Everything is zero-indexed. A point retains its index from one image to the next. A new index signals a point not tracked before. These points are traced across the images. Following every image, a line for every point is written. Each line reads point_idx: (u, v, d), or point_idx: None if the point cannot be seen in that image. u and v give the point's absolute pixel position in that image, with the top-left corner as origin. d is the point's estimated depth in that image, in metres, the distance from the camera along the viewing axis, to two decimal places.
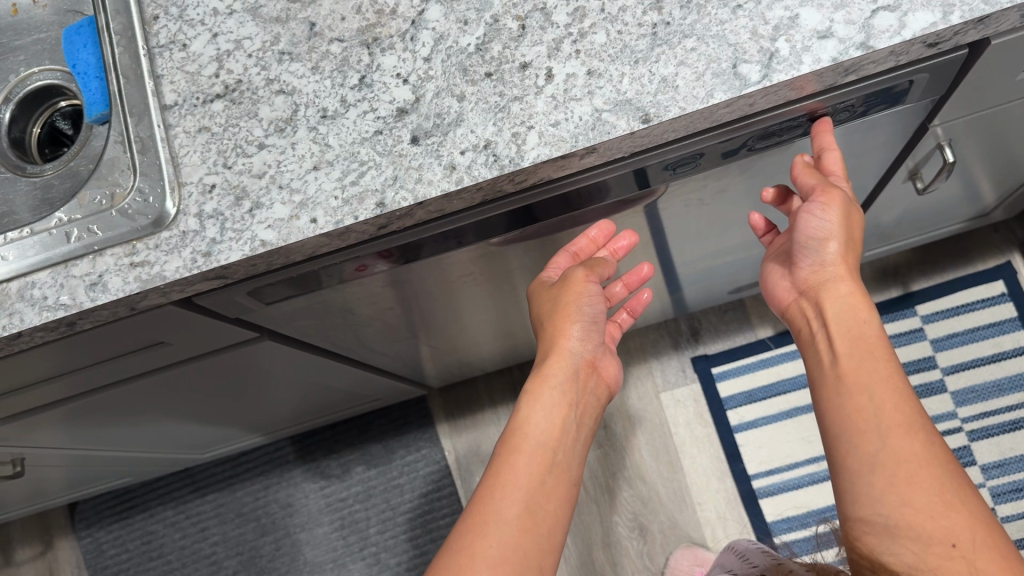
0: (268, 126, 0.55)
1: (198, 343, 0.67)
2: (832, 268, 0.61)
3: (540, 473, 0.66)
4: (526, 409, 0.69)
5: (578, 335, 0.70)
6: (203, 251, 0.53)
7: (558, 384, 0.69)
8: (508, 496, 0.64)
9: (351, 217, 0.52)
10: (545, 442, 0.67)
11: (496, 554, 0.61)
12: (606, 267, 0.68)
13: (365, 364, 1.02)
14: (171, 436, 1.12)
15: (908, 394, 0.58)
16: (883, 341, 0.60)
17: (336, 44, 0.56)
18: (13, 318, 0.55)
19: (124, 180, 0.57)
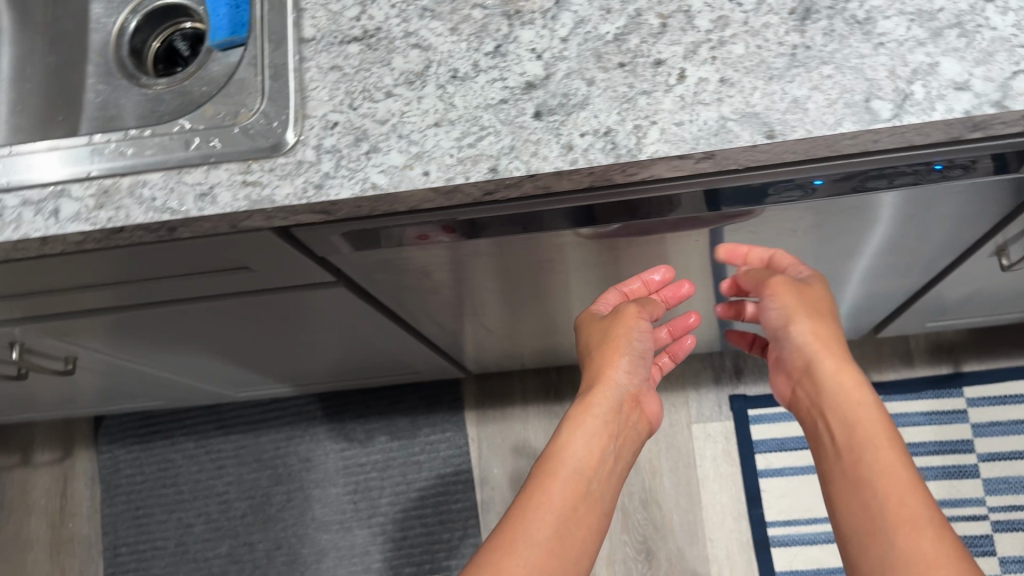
0: (398, 77, 0.56)
1: (278, 275, 0.69)
2: (815, 352, 0.69)
3: (573, 501, 0.69)
4: (567, 434, 0.72)
5: (625, 368, 0.73)
6: (315, 182, 0.55)
7: (605, 415, 0.73)
8: (541, 516, 0.67)
9: (463, 176, 0.53)
10: (584, 468, 0.71)
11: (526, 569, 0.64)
12: (657, 307, 0.74)
13: (419, 335, 1.03)
14: (201, 368, 1.13)
15: (913, 479, 0.62)
16: (889, 431, 0.66)
17: (478, 10, 0.57)
18: (120, 212, 0.56)
19: (251, 102, 0.59)
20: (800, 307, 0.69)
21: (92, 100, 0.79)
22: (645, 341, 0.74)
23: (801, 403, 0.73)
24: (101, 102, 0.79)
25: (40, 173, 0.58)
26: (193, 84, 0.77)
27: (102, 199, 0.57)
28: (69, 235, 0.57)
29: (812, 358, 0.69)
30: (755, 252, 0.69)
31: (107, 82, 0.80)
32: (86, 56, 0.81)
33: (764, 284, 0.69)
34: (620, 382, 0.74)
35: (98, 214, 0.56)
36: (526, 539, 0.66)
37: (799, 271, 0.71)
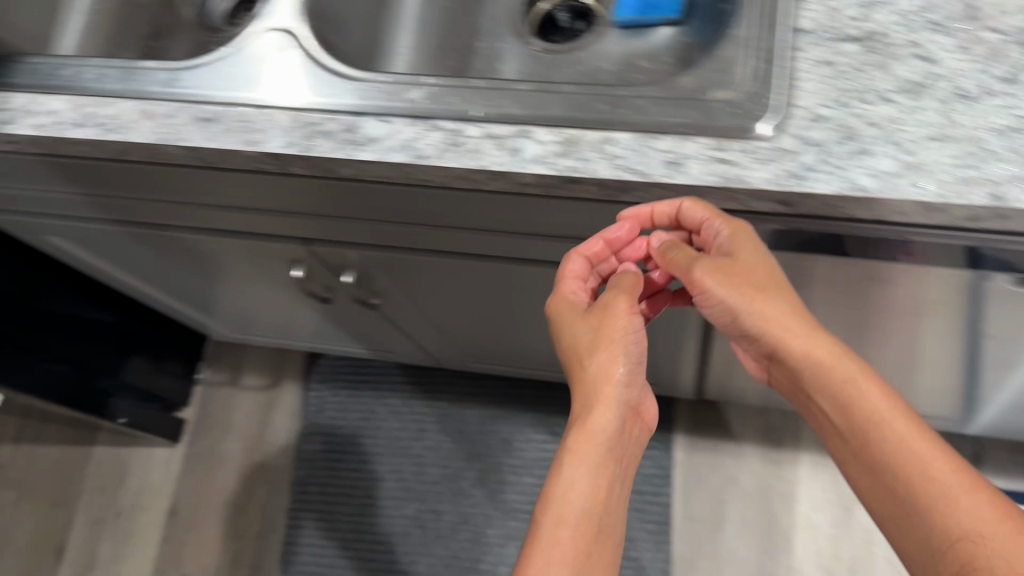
0: (897, 84, 0.55)
1: (664, 272, 0.67)
2: (726, 315, 0.58)
3: (567, 539, 0.59)
4: (556, 475, 0.61)
5: (622, 388, 0.61)
6: (794, 172, 0.53)
7: (599, 451, 0.61)
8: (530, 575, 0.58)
9: (961, 197, 0.51)
10: (574, 523, 0.60)
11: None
12: (638, 284, 0.62)
13: (695, 354, 1.00)
14: (351, 316, 1.06)
15: (941, 452, 0.53)
16: (875, 389, 0.56)
17: (993, 34, 0.56)
18: (585, 163, 0.56)
19: (734, 78, 0.57)
20: (744, 288, 0.56)
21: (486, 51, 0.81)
22: (607, 352, 0.61)
23: (783, 380, 0.62)
24: (492, 53, 0.81)
25: (507, 110, 0.59)
26: (589, 57, 0.77)
27: (568, 147, 0.57)
28: (526, 176, 0.57)
29: (777, 337, 0.57)
30: (658, 209, 0.57)
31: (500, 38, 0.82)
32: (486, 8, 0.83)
33: (689, 274, 0.57)
34: (584, 368, 0.61)
35: (562, 161, 0.57)
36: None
37: (674, 249, 0.60)
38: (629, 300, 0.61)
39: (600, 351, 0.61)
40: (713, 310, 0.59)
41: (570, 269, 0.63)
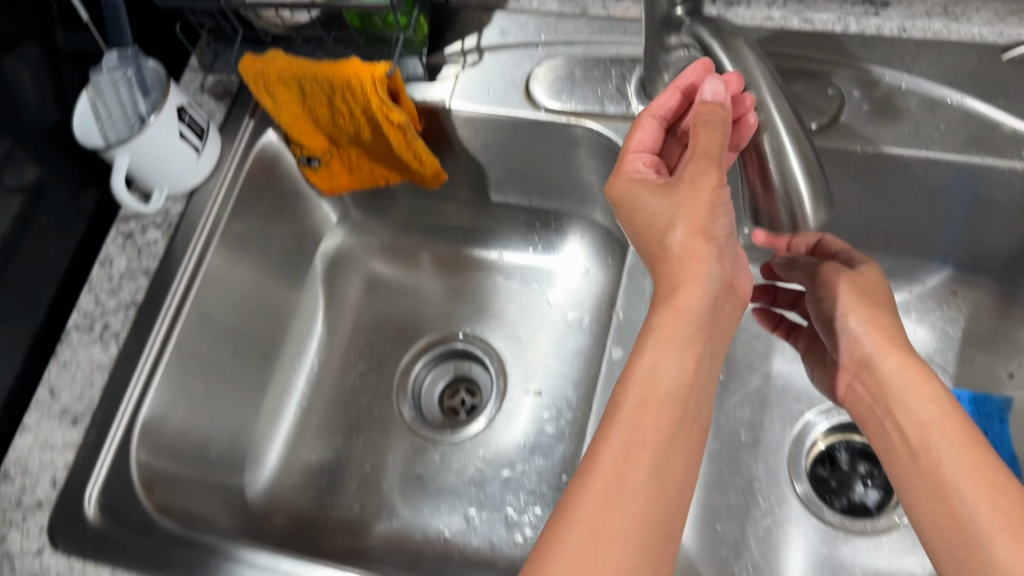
0: None
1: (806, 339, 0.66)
2: (869, 340, 0.57)
3: (664, 432, 0.45)
4: (643, 346, 0.47)
5: (714, 257, 0.48)
6: None
7: (670, 391, 0.46)
8: (601, 483, 0.43)
9: None
10: (655, 396, 0.45)
11: (637, 557, 0.41)
12: (718, 113, 0.46)
13: None
14: None
15: (993, 471, 0.47)
16: (958, 413, 0.51)
17: None
18: None
19: None
20: (871, 298, 0.58)
21: (764, 524, 0.64)
22: (698, 210, 0.47)
23: (855, 398, 0.58)
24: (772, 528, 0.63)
25: None
26: (913, 551, 0.60)
27: None
28: None
29: (872, 351, 0.57)
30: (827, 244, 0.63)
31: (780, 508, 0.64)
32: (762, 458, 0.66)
33: (814, 275, 0.61)
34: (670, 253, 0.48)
35: None
36: (610, 544, 0.41)
37: (713, 120, 0.46)
38: (725, 118, 0.46)
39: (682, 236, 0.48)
40: (828, 312, 0.59)
41: (636, 138, 0.55)
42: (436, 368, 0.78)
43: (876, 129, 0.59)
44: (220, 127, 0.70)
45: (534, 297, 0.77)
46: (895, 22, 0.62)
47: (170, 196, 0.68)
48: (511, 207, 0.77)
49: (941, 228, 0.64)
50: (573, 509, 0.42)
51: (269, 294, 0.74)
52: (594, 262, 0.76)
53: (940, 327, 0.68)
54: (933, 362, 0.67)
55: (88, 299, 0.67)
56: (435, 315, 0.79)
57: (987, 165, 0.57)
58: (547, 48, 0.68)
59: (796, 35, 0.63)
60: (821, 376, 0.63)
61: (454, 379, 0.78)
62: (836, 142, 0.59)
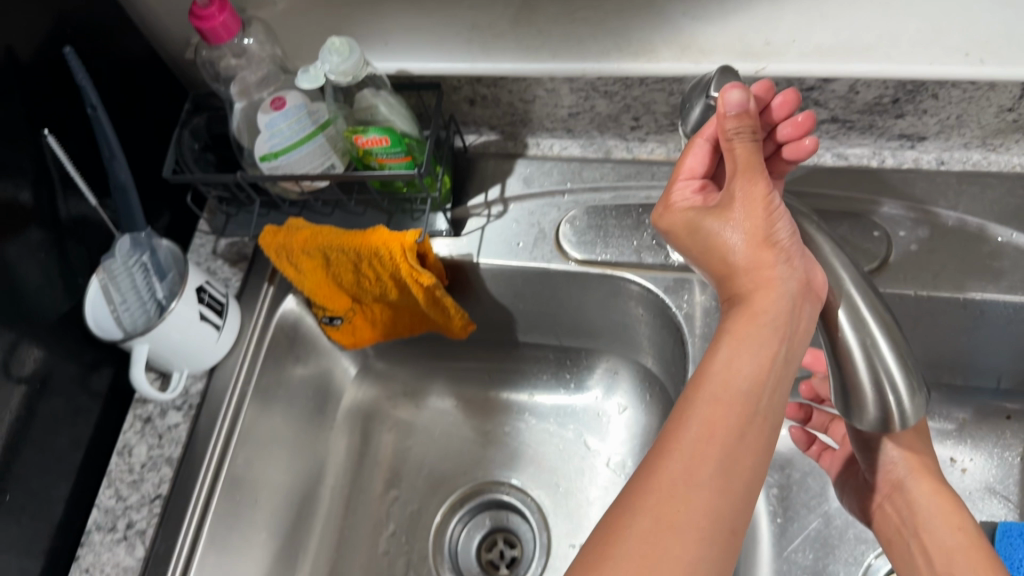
0: None
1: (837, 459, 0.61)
2: (903, 463, 0.54)
3: (739, 429, 0.41)
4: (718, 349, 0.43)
5: (786, 263, 0.43)
6: None
7: (741, 392, 0.41)
8: (671, 473, 0.39)
9: None
10: (727, 390, 0.41)
11: (699, 552, 0.37)
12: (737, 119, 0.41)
13: None
14: None
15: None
16: (987, 548, 0.49)
17: None
18: None
19: None
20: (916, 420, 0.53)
21: None
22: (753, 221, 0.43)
23: (881, 516, 0.55)
24: None
25: None
26: None
27: None
28: None
29: (911, 482, 0.53)
30: None
31: None
32: None
33: None
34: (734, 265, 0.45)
35: None
36: (682, 527, 0.38)
37: (745, 131, 0.42)
38: (746, 127, 0.41)
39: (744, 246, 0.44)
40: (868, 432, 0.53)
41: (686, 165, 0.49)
42: (471, 521, 0.73)
43: (927, 273, 0.57)
44: (237, 296, 0.67)
45: (570, 440, 0.73)
46: (932, 155, 0.61)
47: (190, 374, 0.65)
48: (540, 346, 0.76)
49: (995, 360, 0.62)
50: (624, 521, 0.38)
51: (294, 461, 0.70)
52: (633, 401, 0.73)
53: (997, 454, 0.65)
54: (997, 491, 0.64)
55: (107, 494, 0.63)
56: (466, 464, 0.74)
57: None
58: (574, 195, 0.66)
59: (831, 172, 0.62)
60: (847, 491, 0.58)
61: (492, 531, 0.73)
62: (889, 286, 0.57)
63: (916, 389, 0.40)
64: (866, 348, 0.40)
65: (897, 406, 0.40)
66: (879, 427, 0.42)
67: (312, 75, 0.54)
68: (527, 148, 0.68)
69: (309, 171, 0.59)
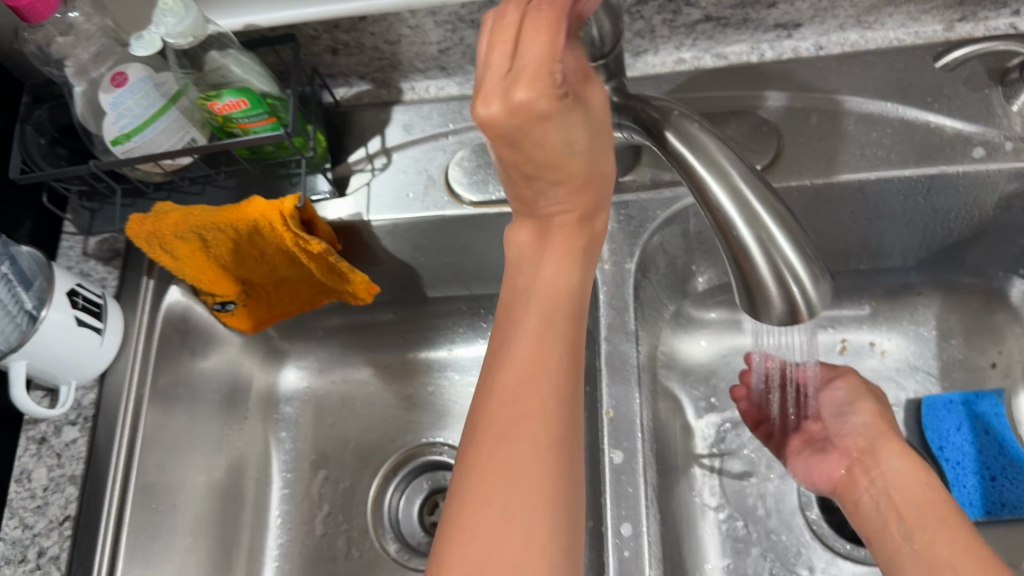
0: None
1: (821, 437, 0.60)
2: (879, 431, 0.56)
3: (525, 319, 0.44)
4: (510, 274, 0.45)
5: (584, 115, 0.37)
6: None
7: (555, 323, 0.43)
8: (496, 410, 0.41)
9: None
10: (530, 306, 0.44)
11: (525, 447, 0.39)
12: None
13: None
14: None
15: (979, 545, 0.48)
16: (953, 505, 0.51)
17: None
18: None
19: None
20: (868, 396, 0.58)
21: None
22: (503, 57, 0.35)
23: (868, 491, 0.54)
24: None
25: None
26: None
27: None
28: None
29: (885, 446, 0.55)
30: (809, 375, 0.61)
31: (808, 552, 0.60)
32: (774, 506, 0.62)
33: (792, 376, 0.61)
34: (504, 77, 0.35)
35: None
36: (515, 450, 0.39)
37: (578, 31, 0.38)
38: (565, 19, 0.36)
39: (512, 229, 0.46)
40: (830, 402, 0.59)
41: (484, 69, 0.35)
42: (409, 488, 0.71)
43: (821, 160, 0.56)
44: (116, 296, 0.62)
45: None
46: (810, 42, 0.60)
47: (79, 385, 0.60)
48: (450, 300, 0.72)
49: (898, 238, 0.62)
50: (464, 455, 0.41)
51: (210, 459, 0.67)
52: None
53: (913, 332, 0.66)
54: (919, 369, 0.65)
55: (11, 525, 0.57)
56: (393, 432, 0.72)
57: (940, 173, 0.55)
58: (458, 135, 0.63)
59: (713, 74, 0.60)
60: (824, 468, 0.57)
61: (431, 494, 0.71)
62: (787, 179, 0.56)
63: (817, 274, 0.39)
64: (763, 242, 0.39)
65: (802, 296, 0.39)
66: (785, 322, 0.40)
67: (149, 41, 0.52)
68: (403, 94, 0.65)
69: (168, 147, 0.56)
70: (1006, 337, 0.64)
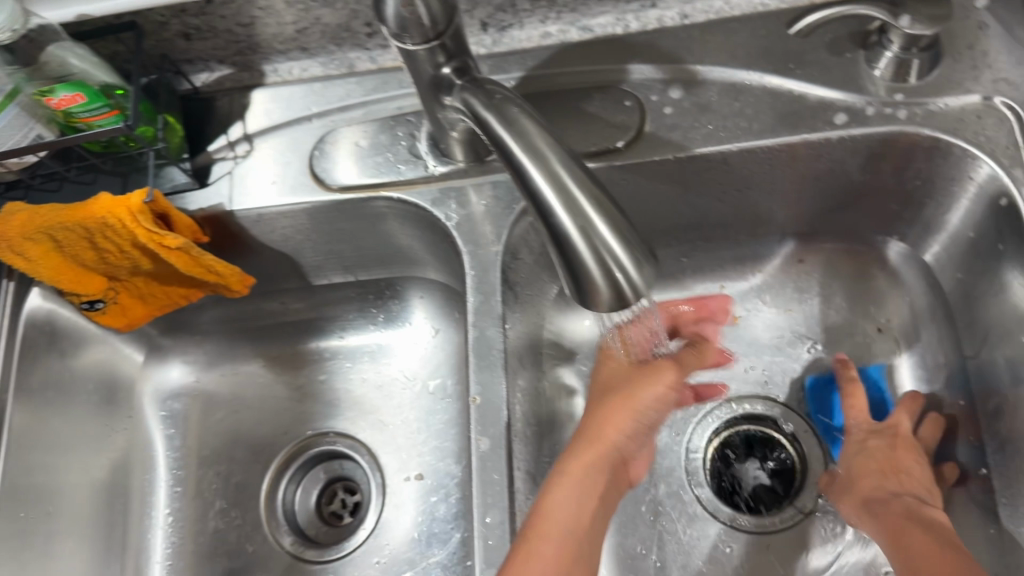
0: None
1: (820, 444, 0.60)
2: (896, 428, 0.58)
3: (595, 465, 0.52)
4: (592, 418, 0.55)
5: (614, 441, 0.54)
6: None
7: (609, 454, 0.53)
8: (534, 528, 0.48)
9: None
10: (592, 450, 0.53)
11: (560, 545, 0.48)
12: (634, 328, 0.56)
13: None
14: None
15: (965, 563, 0.47)
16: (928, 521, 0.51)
17: None
18: None
19: None
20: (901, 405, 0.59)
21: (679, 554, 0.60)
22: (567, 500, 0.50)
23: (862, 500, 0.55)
24: (687, 552, 0.60)
25: None
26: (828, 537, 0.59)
27: None
28: None
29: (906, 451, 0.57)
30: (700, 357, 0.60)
31: (694, 526, 0.61)
32: (660, 480, 0.62)
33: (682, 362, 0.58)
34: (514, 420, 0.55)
35: None
36: (543, 550, 0.47)
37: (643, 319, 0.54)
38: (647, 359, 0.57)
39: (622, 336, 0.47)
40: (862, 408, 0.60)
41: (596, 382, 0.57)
42: (306, 478, 0.70)
43: (682, 131, 0.55)
44: None
45: (387, 374, 0.71)
46: (674, 12, 0.59)
47: None
48: (338, 288, 0.71)
49: (773, 207, 0.61)
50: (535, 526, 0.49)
51: (91, 461, 0.65)
52: (442, 322, 0.72)
53: (797, 300, 0.66)
54: (804, 337, 0.65)
55: None
56: (285, 423, 0.71)
57: (802, 140, 0.54)
58: (321, 118, 0.61)
59: (577, 48, 0.59)
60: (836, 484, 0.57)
61: (330, 484, 0.70)
62: (649, 154, 0.55)
63: (640, 259, 0.38)
64: (582, 229, 0.38)
65: (626, 282, 0.38)
66: (613, 307, 0.40)
67: None
68: (266, 77, 0.63)
69: (13, 144, 0.53)
70: (887, 301, 0.64)
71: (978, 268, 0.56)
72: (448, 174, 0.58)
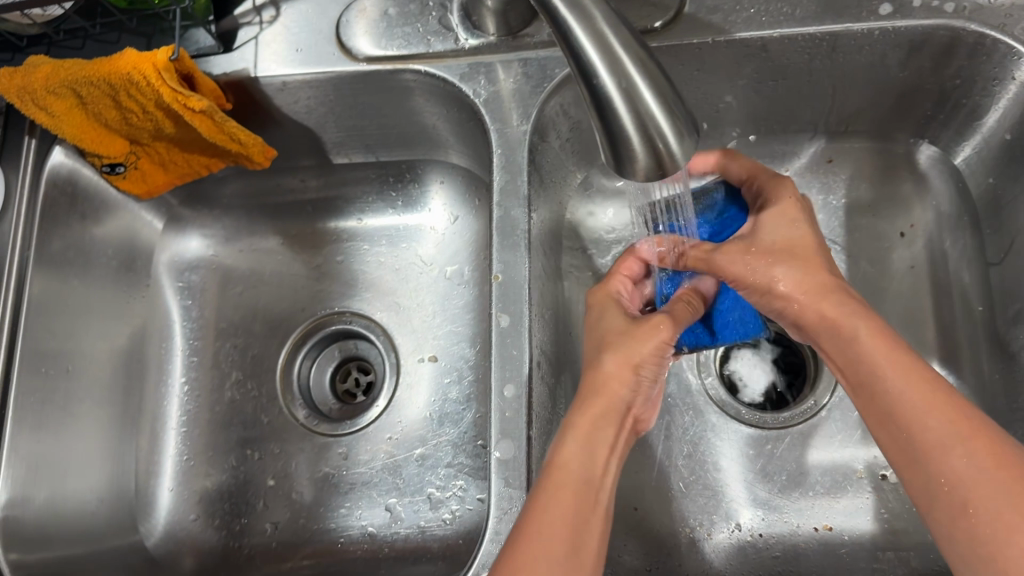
0: None
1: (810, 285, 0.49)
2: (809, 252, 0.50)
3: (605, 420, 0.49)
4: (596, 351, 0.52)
5: (632, 387, 0.49)
6: None
7: (619, 405, 0.49)
8: (550, 476, 0.45)
9: None
10: (606, 398, 0.49)
11: (574, 503, 0.44)
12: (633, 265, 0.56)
13: None
14: None
15: (918, 373, 0.43)
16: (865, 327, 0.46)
17: None
18: None
19: None
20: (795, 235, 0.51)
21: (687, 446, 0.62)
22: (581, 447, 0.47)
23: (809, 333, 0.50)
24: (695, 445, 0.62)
25: None
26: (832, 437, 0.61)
27: None
28: None
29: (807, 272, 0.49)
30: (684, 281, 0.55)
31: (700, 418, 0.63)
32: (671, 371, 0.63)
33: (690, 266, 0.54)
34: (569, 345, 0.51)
35: None
36: (558, 506, 0.44)
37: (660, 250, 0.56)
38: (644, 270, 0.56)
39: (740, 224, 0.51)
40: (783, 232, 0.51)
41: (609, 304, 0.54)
42: (320, 356, 0.71)
43: (723, 14, 0.54)
44: None
45: (405, 257, 0.71)
46: None
47: None
48: (360, 167, 0.71)
49: (805, 102, 0.60)
50: (547, 484, 0.45)
51: (110, 325, 0.66)
52: (460, 209, 0.71)
53: (823, 200, 0.66)
54: (824, 238, 0.65)
55: None
56: (303, 301, 0.71)
57: (845, 29, 0.53)
58: None
59: None
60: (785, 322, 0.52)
61: (343, 362, 0.71)
62: (687, 35, 0.54)
63: (683, 132, 0.38)
64: (626, 92, 0.36)
65: (665, 150, 0.38)
66: (649, 177, 0.40)
67: None
68: None
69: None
70: (913, 205, 0.63)
71: (1012, 171, 0.55)
72: (478, 48, 0.57)
